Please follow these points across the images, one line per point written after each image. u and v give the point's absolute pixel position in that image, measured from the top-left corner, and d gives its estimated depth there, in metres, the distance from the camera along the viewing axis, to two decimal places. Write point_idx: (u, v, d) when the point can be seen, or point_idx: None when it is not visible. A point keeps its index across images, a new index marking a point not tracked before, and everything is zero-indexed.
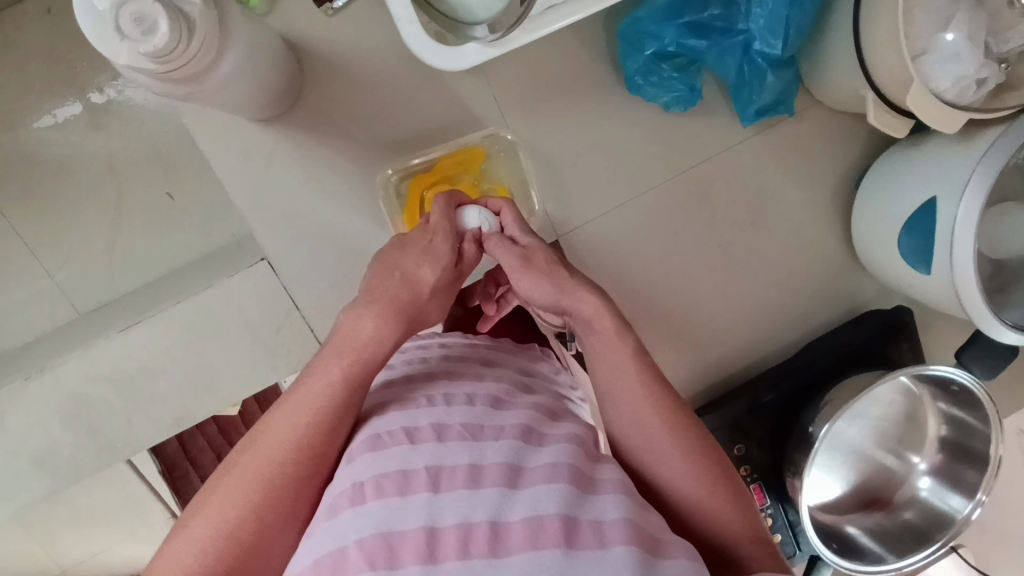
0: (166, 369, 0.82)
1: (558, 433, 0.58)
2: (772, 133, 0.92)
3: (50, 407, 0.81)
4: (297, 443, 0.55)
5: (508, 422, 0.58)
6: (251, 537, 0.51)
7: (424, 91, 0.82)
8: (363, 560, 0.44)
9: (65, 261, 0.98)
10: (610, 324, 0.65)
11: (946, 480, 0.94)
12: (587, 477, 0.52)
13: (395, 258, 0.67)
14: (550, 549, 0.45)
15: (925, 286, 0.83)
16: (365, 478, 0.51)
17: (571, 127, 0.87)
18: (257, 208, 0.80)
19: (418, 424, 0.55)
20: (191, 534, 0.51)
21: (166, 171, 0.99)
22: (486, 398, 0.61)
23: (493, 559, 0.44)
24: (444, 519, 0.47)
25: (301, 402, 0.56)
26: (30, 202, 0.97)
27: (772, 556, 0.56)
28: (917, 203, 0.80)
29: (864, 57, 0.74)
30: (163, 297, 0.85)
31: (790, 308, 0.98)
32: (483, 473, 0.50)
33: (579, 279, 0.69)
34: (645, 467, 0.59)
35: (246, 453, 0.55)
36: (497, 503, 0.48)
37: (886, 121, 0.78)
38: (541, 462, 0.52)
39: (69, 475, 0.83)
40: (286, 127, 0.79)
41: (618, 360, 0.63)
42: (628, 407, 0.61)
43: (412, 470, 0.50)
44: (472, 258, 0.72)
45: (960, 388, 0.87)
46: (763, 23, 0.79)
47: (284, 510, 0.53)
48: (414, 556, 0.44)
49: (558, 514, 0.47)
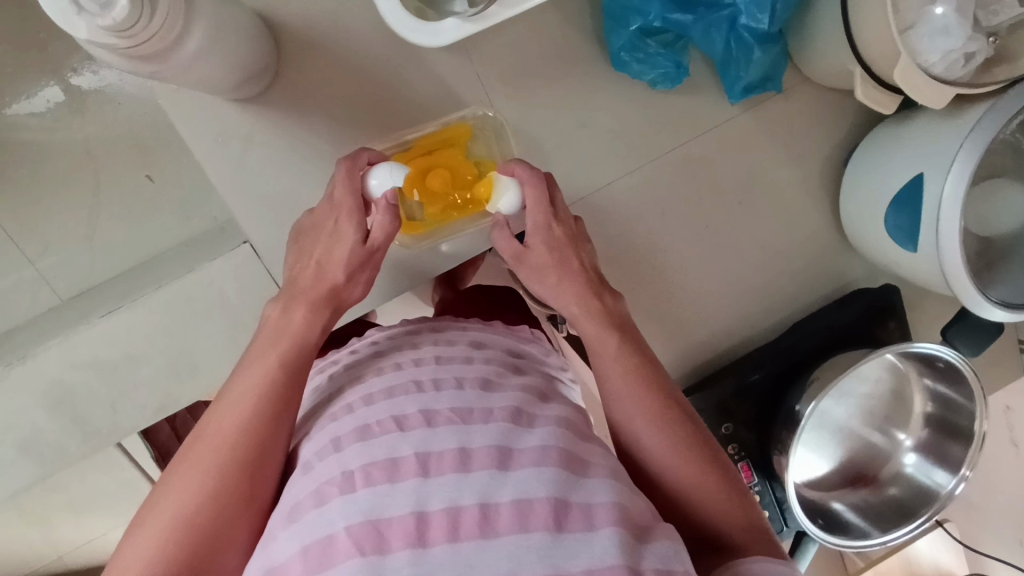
0: (149, 355, 0.81)
1: (547, 416, 0.59)
2: (760, 110, 0.91)
3: (30, 395, 0.79)
4: (240, 429, 0.56)
5: (498, 404, 0.58)
6: (205, 525, 0.52)
7: (405, 70, 0.81)
8: (352, 545, 0.46)
9: (45, 246, 0.96)
10: (596, 325, 0.68)
11: (931, 456, 0.95)
12: (577, 460, 0.54)
13: (309, 245, 0.70)
14: (539, 531, 0.47)
15: (912, 264, 0.83)
16: (352, 467, 0.52)
17: (556, 105, 0.85)
18: (239, 191, 0.79)
19: (406, 412, 0.56)
20: (142, 530, 0.51)
21: (145, 154, 0.97)
22: (476, 381, 0.62)
23: (482, 538, 0.46)
24: (432, 503, 0.48)
25: (240, 390, 0.59)
26: (6, 187, 0.95)
27: (767, 543, 0.55)
28: (905, 180, 0.80)
29: (852, 30, 0.73)
30: (146, 282, 0.84)
31: (778, 288, 0.98)
32: (471, 457, 0.51)
33: (574, 277, 0.71)
34: (635, 453, 0.61)
35: (195, 445, 0.56)
36: (485, 487, 0.49)
37: (875, 98, 0.77)
38: (533, 444, 0.54)
39: (54, 460, 0.82)
40: (264, 108, 0.77)
41: (613, 355, 0.65)
42: (622, 391, 0.62)
43: (400, 458, 0.51)
44: (385, 233, 0.69)
45: (946, 365, 0.88)
46: None
47: (234, 496, 0.54)
48: (403, 540, 0.46)
49: (550, 496, 0.49)
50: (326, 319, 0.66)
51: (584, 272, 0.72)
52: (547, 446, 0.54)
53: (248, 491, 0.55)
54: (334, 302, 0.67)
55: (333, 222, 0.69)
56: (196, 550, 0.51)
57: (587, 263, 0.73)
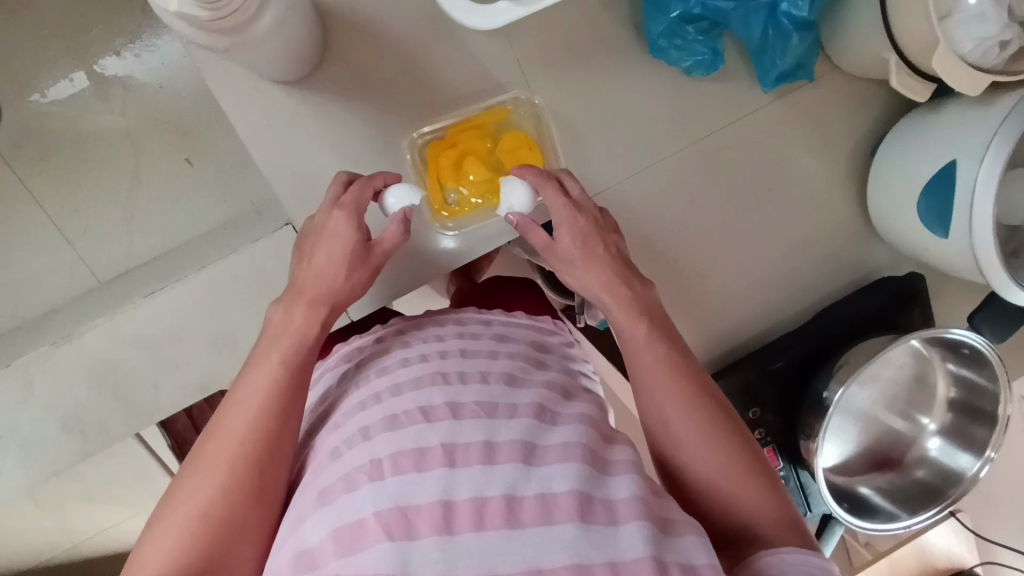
0: (192, 334, 0.82)
1: (570, 413, 0.65)
2: (790, 99, 0.92)
3: (77, 373, 0.81)
4: (249, 426, 0.60)
5: (522, 401, 0.65)
6: (220, 521, 0.56)
7: (447, 54, 0.82)
8: (382, 530, 0.51)
9: (81, 227, 0.97)
10: (625, 304, 0.69)
11: (955, 439, 0.97)
12: (600, 458, 0.59)
13: (310, 245, 0.73)
14: (565, 524, 0.51)
15: (941, 250, 0.84)
16: (381, 455, 0.57)
17: (593, 91, 0.86)
18: (281, 172, 0.80)
19: (433, 403, 0.63)
20: (167, 523, 0.55)
21: (183, 137, 0.98)
22: (500, 378, 0.69)
23: (507, 527, 0.51)
24: (458, 493, 0.53)
25: (244, 391, 0.63)
26: (45, 169, 0.97)
27: (796, 536, 0.54)
28: (937, 165, 0.81)
29: (889, 17, 0.74)
30: (189, 262, 0.86)
31: (802, 275, 0.99)
32: (497, 450, 0.57)
33: (608, 254, 0.73)
34: (668, 442, 0.61)
35: (208, 442, 0.60)
36: (510, 480, 0.55)
37: (908, 85, 0.78)
38: (557, 442, 0.60)
39: (96, 439, 0.82)
40: (310, 90, 0.79)
41: (648, 344, 0.65)
42: (660, 374, 0.62)
43: (428, 448, 0.57)
44: (392, 241, 0.74)
45: (971, 351, 0.90)
46: None
47: (245, 490, 0.58)
48: (431, 527, 0.51)
49: (572, 490, 0.54)
50: (325, 315, 0.70)
51: (615, 253, 0.74)
52: (570, 443, 0.60)
53: (258, 482, 0.59)
54: (332, 300, 0.70)
55: (332, 223, 0.73)
56: (214, 541, 0.55)
57: (616, 251, 0.74)
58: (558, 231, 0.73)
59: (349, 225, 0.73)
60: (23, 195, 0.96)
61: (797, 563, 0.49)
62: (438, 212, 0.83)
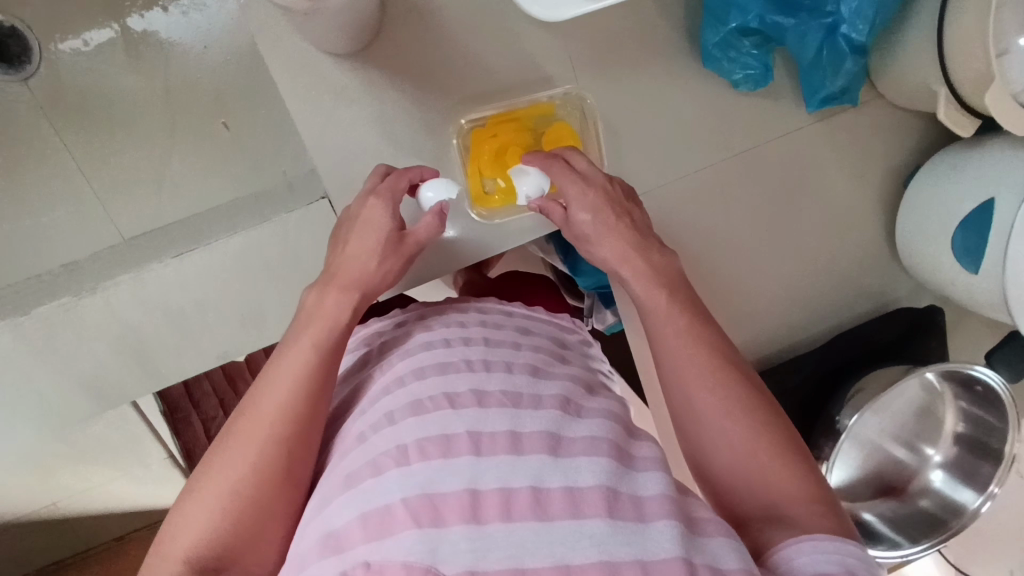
0: (218, 301, 0.83)
1: (595, 407, 0.64)
2: (832, 122, 0.93)
3: (99, 330, 0.80)
4: (278, 406, 0.60)
5: (546, 392, 0.64)
6: (251, 501, 0.56)
7: (500, 43, 0.81)
8: (409, 518, 0.50)
9: (112, 184, 0.98)
10: (641, 268, 0.67)
11: (959, 473, 0.99)
12: (624, 452, 0.58)
13: (345, 230, 0.74)
14: (594, 519, 0.50)
15: (969, 287, 0.85)
16: (407, 441, 0.56)
17: (640, 94, 0.86)
18: (323, 146, 0.79)
19: (458, 390, 0.62)
20: (198, 501, 0.56)
21: (221, 101, 0.99)
22: (525, 368, 0.68)
23: (534, 520, 0.50)
24: (484, 483, 0.52)
25: (278, 369, 0.62)
26: (81, 120, 0.97)
27: (824, 516, 0.51)
28: (974, 203, 0.82)
29: (944, 50, 0.74)
30: (219, 227, 0.86)
31: (824, 298, 1.00)
32: (523, 441, 0.56)
33: (624, 224, 0.71)
34: (692, 419, 0.58)
35: (241, 422, 0.60)
36: (537, 471, 0.53)
37: (955, 119, 0.79)
38: (583, 434, 0.58)
39: (111, 399, 0.85)
40: (361, 66, 0.78)
41: (666, 315, 0.63)
42: (678, 349, 0.60)
43: (454, 436, 0.56)
44: (429, 232, 0.75)
45: (984, 388, 0.92)
46: (854, 5, 0.75)
47: (277, 473, 0.58)
48: (459, 516, 0.50)
49: (600, 485, 0.52)
50: (358, 301, 0.69)
51: (634, 223, 0.71)
52: (597, 436, 0.58)
53: (286, 468, 0.58)
54: (364, 286, 0.70)
55: (369, 210, 0.73)
56: (243, 523, 0.56)
57: (633, 222, 0.71)
58: (568, 202, 0.72)
59: (384, 214, 0.73)
60: (57, 148, 0.97)
61: (818, 551, 0.47)
62: (476, 201, 0.85)
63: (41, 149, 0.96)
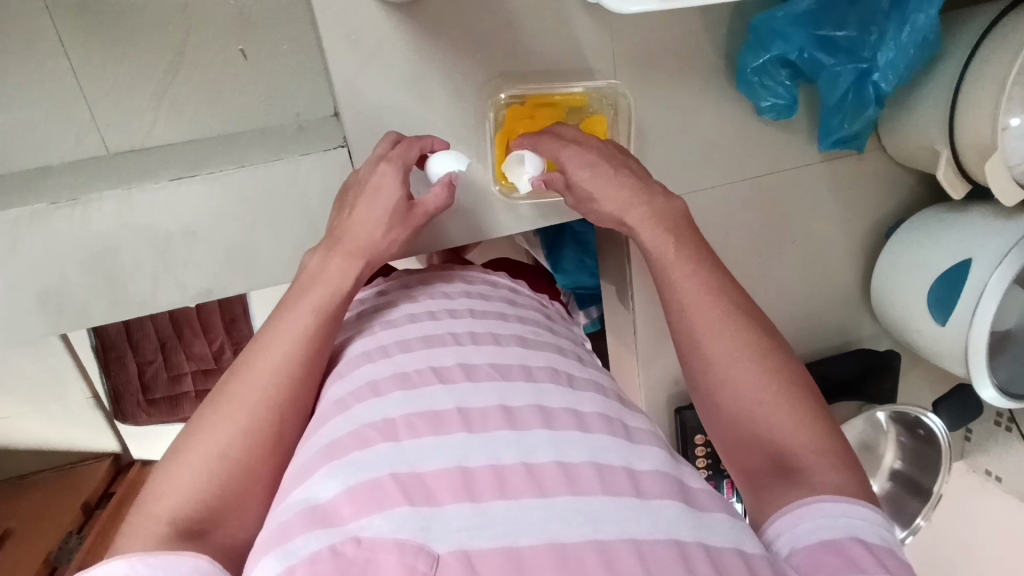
0: (210, 235, 0.78)
1: (584, 377, 0.61)
2: (836, 163, 0.98)
3: (72, 243, 0.74)
4: (277, 371, 0.56)
5: (535, 363, 0.60)
6: (237, 464, 0.53)
7: (548, 25, 0.81)
8: (400, 492, 0.43)
9: (106, 93, 0.94)
10: (642, 214, 0.66)
11: (889, 507, 1.07)
12: (620, 425, 0.54)
13: (350, 202, 0.70)
14: (594, 496, 0.45)
15: (932, 337, 0.92)
16: (393, 416, 0.51)
17: (671, 103, 0.88)
18: (352, 93, 0.77)
19: (444, 364, 0.57)
20: (182, 461, 0.52)
21: (243, 27, 0.97)
22: (513, 339, 0.64)
23: (533, 496, 0.44)
24: (474, 460, 0.47)
25: (275, 333, 0.59)
26: (87, 19, 0.93)
27: (836, 468, 0.50)
28: (951, 261, 0.88)
29: (957, 115, 0.80)
30: (222, 158, 0.81)
31: (797, 328, 1.05)
32: (516, 415, 0.51)
33: (620, 174, 0.69)
34: (703, 371, 0.58)
35: (232, 384, 0.56)
36: (527, 446, 0.48)
37: (950, 179, 0.86)
38: (560, 406, 0.54)
39: (72, 319, 0.77)
40: (406, 19, 0.76)
41: (674, 263, 0.62)
42: (685, 291, 0.60)
43: (443, 411, 0.51)
44: (436, 204, 0.72)
45: (925, 432, 1.01)
46: (891, 56, 0.79)
47: (267, 437, 0.54)
48: (451, 494, 0.44)
49: (594, 462, 0.47)
50: (360, 270, 0.65)
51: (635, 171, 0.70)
52: (582, 410, 0.54)
53: (277, 432, 0.55)
54: (368, 254, 0.66)
55: (378, 176, 0.69)
56: (228, 485, 0.52)
57: (630, 171, 0.70)
58: (563, 168, 0.72)
59: (394, 181, 0.69)
60: (52, 44, 0.92)
61: (827, 511, 0.46)
62: (499, 178, 0.85)
63: (37, 41, 0.91)
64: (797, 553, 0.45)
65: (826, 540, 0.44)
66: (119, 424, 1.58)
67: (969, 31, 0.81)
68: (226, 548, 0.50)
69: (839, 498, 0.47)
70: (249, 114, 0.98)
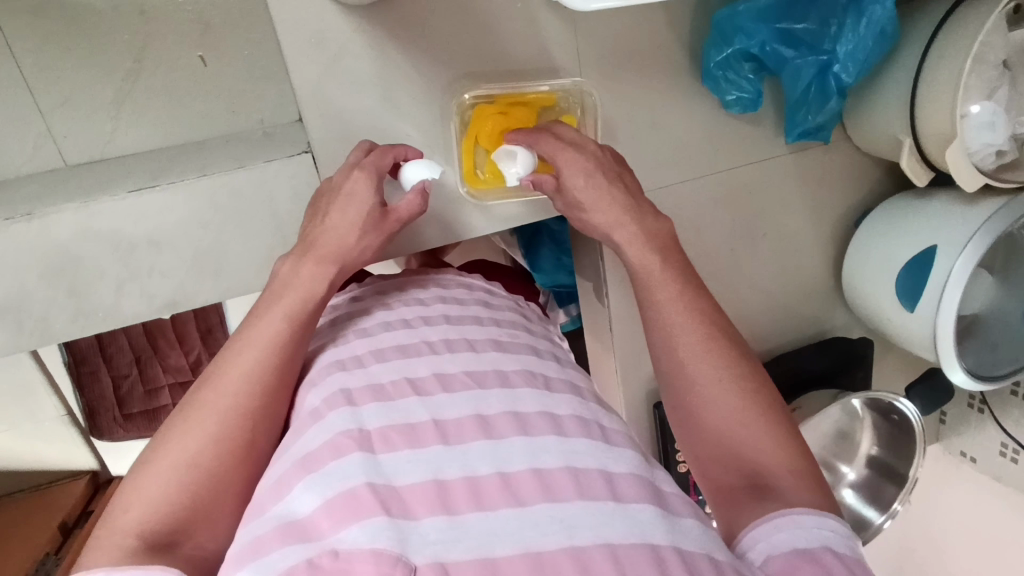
0: (175, 245, 0.77)
1: (560, 377, 0.60)
2: (804, 155, 0.99)
3: (31, 258, 0.72)
4: (248, 379, 0.55)
5: (511, 367, 0.59)
6: (209, 474, 0.51)
7: (513, 24, 0.81)
8: (377, 502, 0.43)
9: (62, 102, 0.92)
10: (633, 231, 0.68)
11: (867, 492, 1.08)
12: (595, 427, 0.54)
13: (325, 205, 0.69)
14: (569, 502, 0.44)
15: (903, 324, 0.93)
16: (369, 426, 0.50)
17: (639, 99, 0.88)
18: (315, 97, 0.76)
19: (419, 375, 0.57)
20: (152, 470, 0.50)
21: (204, 33, 0.96)
22: (488, 344, 0.63)
23: (508, 506, 0.44)
24: (450, 472, 0.46)
25: (246, 341, 0.57)
26: (38, 26, 0.90)
27: (802, 486, 0.51)
28: (918, 249, 0.90)
29: (918, 105, 0.82)
30: (185, 166, 0.79)
31: (772, 319, 1.06)
32: (492, 423, 0.51)
33: (616, 185, 0.71)
34: (681, 389, 0.58)
35: (202, 391, 0.55)
36: (502, 456, 0.48)
37: (914, 169, 0.87)
38: (535, 409, 0.53)
39: (33, 334, 0.75)
40: (367, 21, 0.76)
41: (649, 281, 0.64)
42: (665, 309, 0.61)
43: (418, 423, 0.50)
44: (411, 211, 0.71)
45: (900, 418, 1.02)
46: (851, 47, 0.80)
47: (240, 447, 0.53)
48: (427, 508, 0.43)
49: (569, 467, 0.47)
50: (333, 276, 0.64)
51: (626, 184, 0.71)
52: (558, 413, 0.54)
53: (249, 440, 0.54)
54: (342, 259, 0.65)
55: (352, 182, 0.69)
56: (201, 495, 0.51)
57: (625, 184, 0.72)
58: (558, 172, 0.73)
59: (368, 188, 0.69)
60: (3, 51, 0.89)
61: (806, 524, 0.46)
62: (467, 180, 0.85)
63: None
64: (770, 565, 0.44)
65: (802, 549, 0.44)
66: (94, 441, 1.54)
67: (926, 22, 0.82)
68: (196, 561, 0.49)
69: (807, 509, 0.47)
70: (214, 120, 0.97)
